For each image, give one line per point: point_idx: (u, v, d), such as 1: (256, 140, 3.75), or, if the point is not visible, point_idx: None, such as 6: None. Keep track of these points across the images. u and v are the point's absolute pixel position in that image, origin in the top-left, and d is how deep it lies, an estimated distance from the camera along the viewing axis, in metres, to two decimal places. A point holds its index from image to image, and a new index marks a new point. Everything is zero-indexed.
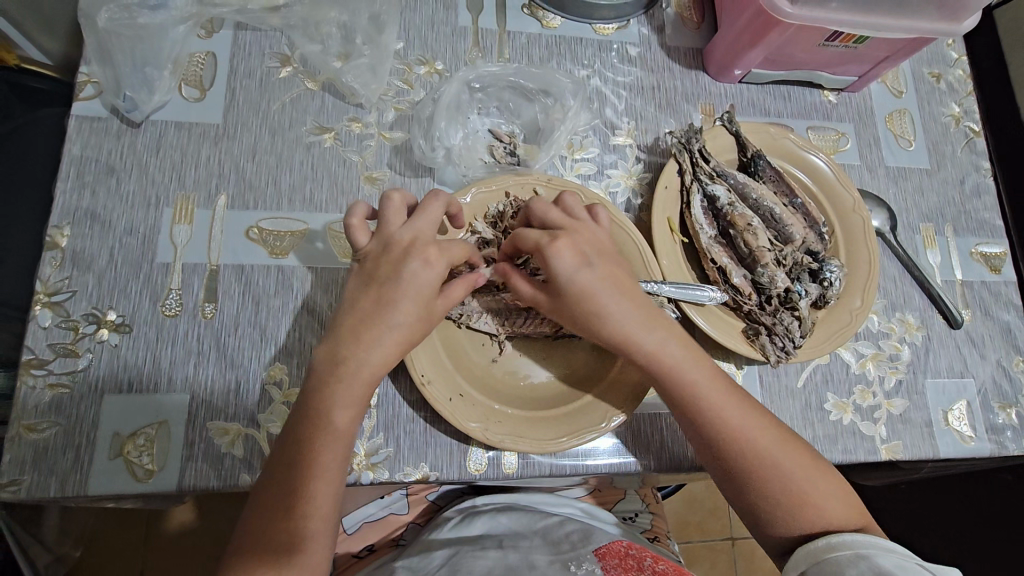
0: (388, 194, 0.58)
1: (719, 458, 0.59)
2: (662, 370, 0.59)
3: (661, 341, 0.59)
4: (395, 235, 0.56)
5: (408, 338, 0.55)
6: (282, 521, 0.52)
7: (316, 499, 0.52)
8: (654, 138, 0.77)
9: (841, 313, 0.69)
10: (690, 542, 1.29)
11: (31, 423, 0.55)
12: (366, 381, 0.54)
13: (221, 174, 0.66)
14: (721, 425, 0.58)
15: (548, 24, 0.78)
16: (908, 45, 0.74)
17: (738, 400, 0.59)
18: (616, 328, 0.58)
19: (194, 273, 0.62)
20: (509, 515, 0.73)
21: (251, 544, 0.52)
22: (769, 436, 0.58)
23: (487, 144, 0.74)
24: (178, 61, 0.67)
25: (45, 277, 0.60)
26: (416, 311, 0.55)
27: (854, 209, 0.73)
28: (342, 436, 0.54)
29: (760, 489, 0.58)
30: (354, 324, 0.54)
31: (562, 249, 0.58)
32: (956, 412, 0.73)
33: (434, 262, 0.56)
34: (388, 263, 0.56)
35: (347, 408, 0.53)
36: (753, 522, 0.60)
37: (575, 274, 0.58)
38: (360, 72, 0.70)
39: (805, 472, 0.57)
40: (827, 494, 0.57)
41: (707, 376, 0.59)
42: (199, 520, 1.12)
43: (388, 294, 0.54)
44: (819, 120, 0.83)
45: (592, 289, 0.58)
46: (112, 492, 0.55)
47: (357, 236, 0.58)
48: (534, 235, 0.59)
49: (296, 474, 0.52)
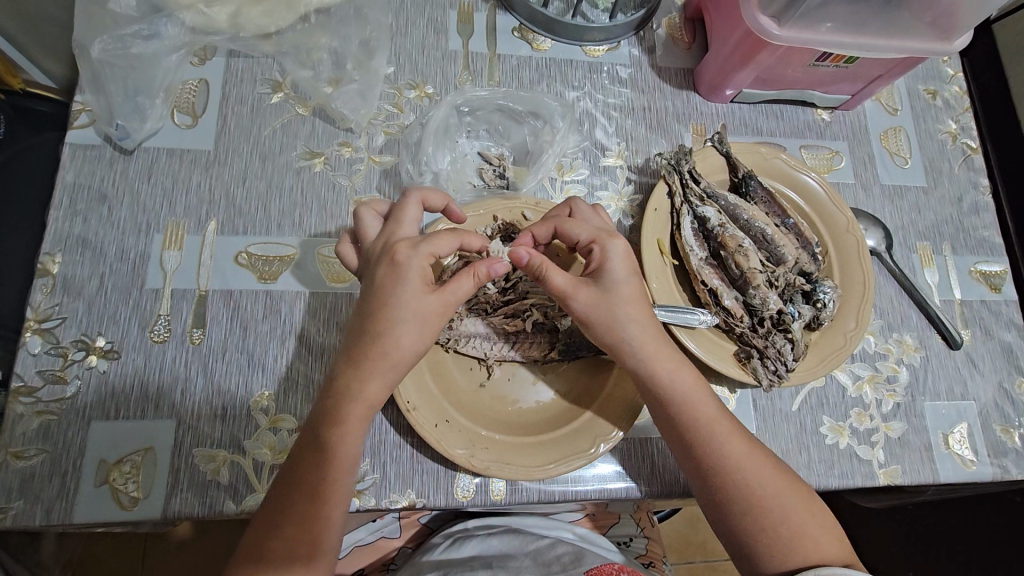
0: (360, 208, 0.60)
1: (724, 488, 0.57)
2: (676, 390, 0.58)
3: (676, 363, 0.59)
4: (371, 245, 0.58)
5: (391, 343, 0.53)
6: (273, 543, 0.51)
7: (311, 524, 0.52)
8: (644, 160, 0.77)
9: (836, 334, 0.68)
10: (692, 563, 1.26)
11: (18, 450, 0.56)
12: (355, 396, 0.53)
13: (211, 200, 0.67)
14: (728, 451, 0.57)
15: (539, 47, 0.79)
16: (902, 63, 0.73)
17: (744, 431, 0.59)
18: (638, 342, 0.58)
19: (183, 299, 0.63)
20: (501, 537, 0.72)
21: (244, 564, 0.52)
22: (772, 468, 0.58)
23: (476, 166, 0.75)
24: (170, 90, 0.68)
25: (36, 303, 0.60)
26: (400, 311, 0.53)
27: (848, 229, 0.72)
28: (338, 459, 0.53)
29: (764, 523, 0.56)
30: (347, 343, 0.55)
31: (618, 247, 0.60)
32: (957, 435, 0.72)
33: (401, 258, 0.54)
34: (367, 273, 0.56)
35: (339, 429, 0.53)
36: (747, 560, 0.57)
37: (624, 277, 0.59)
38: (350, 98, 0.71)
39: (804, 506, 0.57)
40: (824, 531, 0.56)
41: (714, 402, 0.59)
42: (196, 537, 1.12)
43: (367, 300, 0.55)
44: (812, 139, 0.82)
45: (628, 295, 0.59)
46: (96, 520, 0.55)
47: (346, 255, 0.60)
48: (591, 228, 0.60)
49: (287, 495, 0.52)
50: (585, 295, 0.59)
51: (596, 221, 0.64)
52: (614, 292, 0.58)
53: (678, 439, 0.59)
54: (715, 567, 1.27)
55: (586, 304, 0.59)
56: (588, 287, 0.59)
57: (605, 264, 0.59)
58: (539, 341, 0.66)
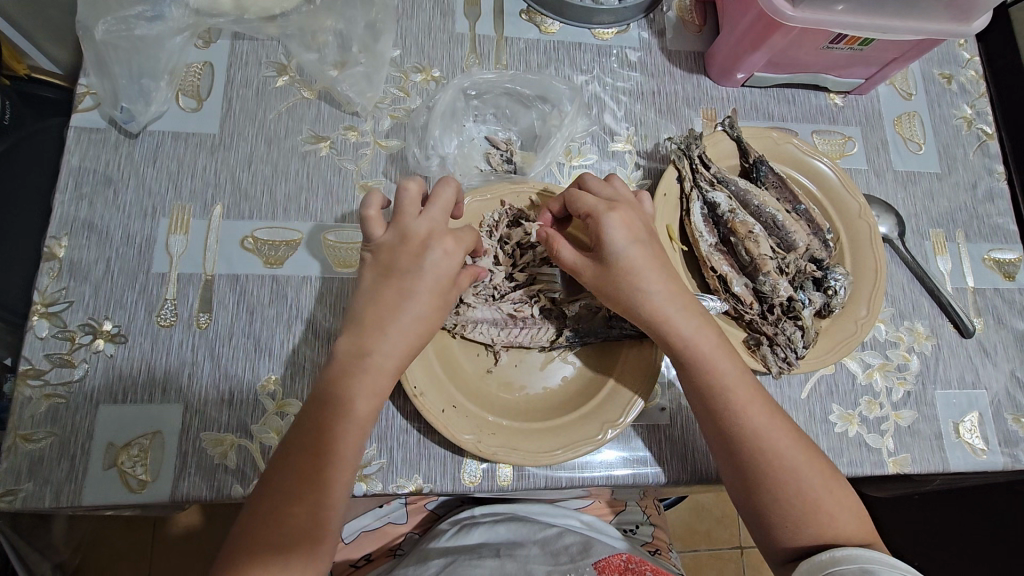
0: (404, 183, 0.56)
1: (738, 455, 0.57)
2: (695, 355, 0.58)
3: (696, 326, 0.58)
4: (414, 225, 0.56)
5: (429, 330, 0.55)
6: (295, 508, 0.49)
7: (336, 490, 0.51)
8: (654, 144, 0.76)
9: (846, 322, 0.67)
10: (697, 551, 1.27)
11: (27, 432, 0.56)
12: (389, 373, 0.54)
13: (217, 183, 0.66)
14: (743, 417, 0.57)
15: (547, 29, 0.78)
16: (918, 45, 0.71)
17: (766, 400, 0.58)
18: (652, 308, 0.58)
19: (190, 283, 0.63)
20: (508, 525, 0.72)
21: (254, 533, 0.49)
22: (790, 440, 0.57)
23: (484, 151, 0.74)
24: (175, 72, 0.68)
25: (42, 287, 0.60)
26: (438, 304, 0.56)
27: (861, 216, 0.71)
28: (366, 426, 0.53)
29: (779, 496, 0.56)
30: (374, 319, 0.54)
31: (617, 218, 0.58)
32: (968, 424, 0.71)
33: (453, 251, 0.56)
34: (405, 255, 0.55)
35: (370, 403, 0.53)
36: (760, 529, 0.57)
37: (627, 245, 0.58)
38: (356, 81, 0.70)
39: (820, 479, 0.56)
40: (840, 507, 0.56)
41: (739, 368, 0.59)
42: (205, 523, 1.13)
43: (410, 287, 0.54)
44: (824, 124, 0.81)
45: (637, 264, 0.58)
46: (105, 503, 0.55)
47: (372, 227, 0.57)
48: (590, 200, 0.59)
49: (311, 462, 0.51)
50: (589, 270, 0.60)
51: (605, 192, 0.62)
52: (619, 263, 0.58)
53: (699, 401, 0.59)
54: (721, 555, 1.27)
55: (592, 278, 0.60)
56: (593, 263, 0.59)
57: (602, 236, 0.58)
58: (547, 326, 0.65)
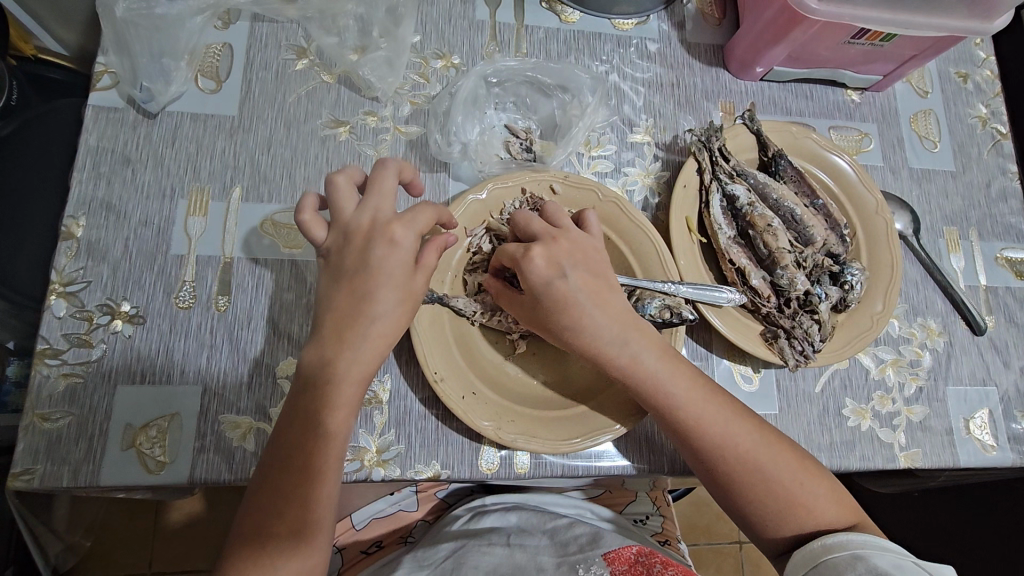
0: (332, 177, 0.57)
1: (705, 466, 0.57)
2: (639, 380, 0.57)
3: (637, 350, 0.57)
4: (353, 221, 0.55)
5: (393, 327, 0.54)
6: (270, 532, 0.49)
7: (315, 506, 0.50)
8: (672, 136, 0.76)
9: (862, 317, 0.68)
10: (697, 546, 1.28)
11: (44, 412, 0.55)
12: (358, 381, 0.53)
13: (236, 166, 0.66)
14: (700, 434, 0.56)
15: (567, 19, 0.77)
16: (937, 43, 0.72)
17: (722, 410, 0.57)
18: (590, 341, 0.57)
19: (208, 266, 0.62)
20: (520, 514, 0.72)
21: (240, 558, 0.49)
22: (756, 443, 0.57)
23: (503, 140, 0.74)
24: (194, 53, 0.67)
25: (59, 267, 0.60)
26: (397, 296, 0.53)
27: (877, 210, 0.71)
28: (340, 441, 0.52)
29: (756, 498, 0.56)
30: (334, 326, 0.53)
31: (537, 258, 0.57)
32: (978, 420, 0.71)
33: (400, 240, 0.54)
34: (353, 253, 0.54)
35: (339, 416, 0.52)
36: (747, 527, 0.58)
37: (551, 283, 0.57)
38: (377, 65, 0.70)
39: (794, 474, 0.56)
40: (819, 498, 0.56)
41: (688, 387, 0.57)
42: (208, 511, 1.13)
43: (361, 287, 0.53)
44: (841, 119, 0.81)
45: (567, 299, 0.57)
46: (124, 483, 0.55)
47: (313, 231, 0.56)
48: (511, 248, 0.59)
49: (292, 481, 0.50)
50: (524, 312, 0.59)
51: (530, 230, 0.60)
52: (546, 301, 0.57)
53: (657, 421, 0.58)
54: (720, 549, 1.28)
55: (529, 317, 0.59)
56: (524, 304, 0.59)
57: (527, 280, 0.57)
58: None
